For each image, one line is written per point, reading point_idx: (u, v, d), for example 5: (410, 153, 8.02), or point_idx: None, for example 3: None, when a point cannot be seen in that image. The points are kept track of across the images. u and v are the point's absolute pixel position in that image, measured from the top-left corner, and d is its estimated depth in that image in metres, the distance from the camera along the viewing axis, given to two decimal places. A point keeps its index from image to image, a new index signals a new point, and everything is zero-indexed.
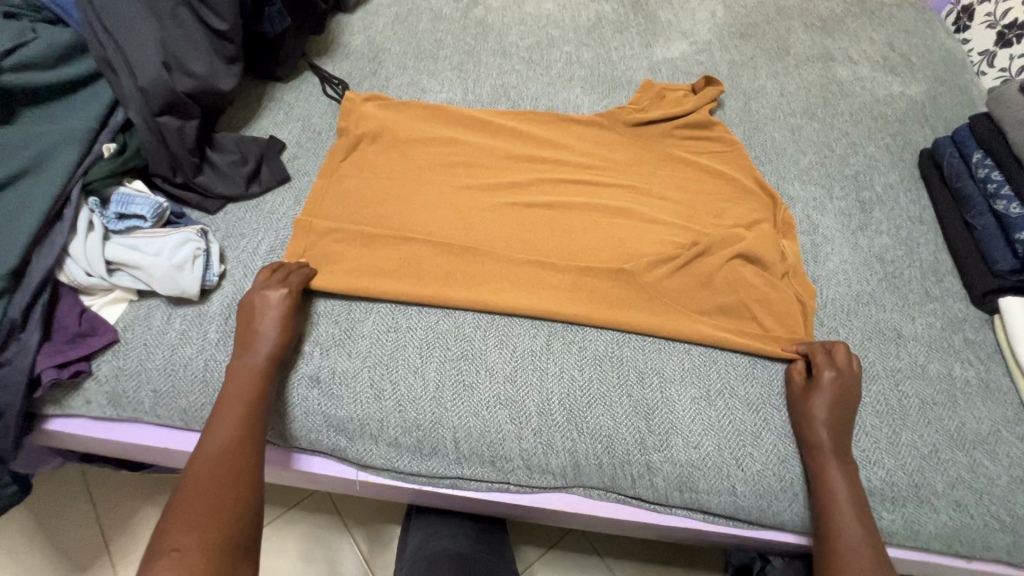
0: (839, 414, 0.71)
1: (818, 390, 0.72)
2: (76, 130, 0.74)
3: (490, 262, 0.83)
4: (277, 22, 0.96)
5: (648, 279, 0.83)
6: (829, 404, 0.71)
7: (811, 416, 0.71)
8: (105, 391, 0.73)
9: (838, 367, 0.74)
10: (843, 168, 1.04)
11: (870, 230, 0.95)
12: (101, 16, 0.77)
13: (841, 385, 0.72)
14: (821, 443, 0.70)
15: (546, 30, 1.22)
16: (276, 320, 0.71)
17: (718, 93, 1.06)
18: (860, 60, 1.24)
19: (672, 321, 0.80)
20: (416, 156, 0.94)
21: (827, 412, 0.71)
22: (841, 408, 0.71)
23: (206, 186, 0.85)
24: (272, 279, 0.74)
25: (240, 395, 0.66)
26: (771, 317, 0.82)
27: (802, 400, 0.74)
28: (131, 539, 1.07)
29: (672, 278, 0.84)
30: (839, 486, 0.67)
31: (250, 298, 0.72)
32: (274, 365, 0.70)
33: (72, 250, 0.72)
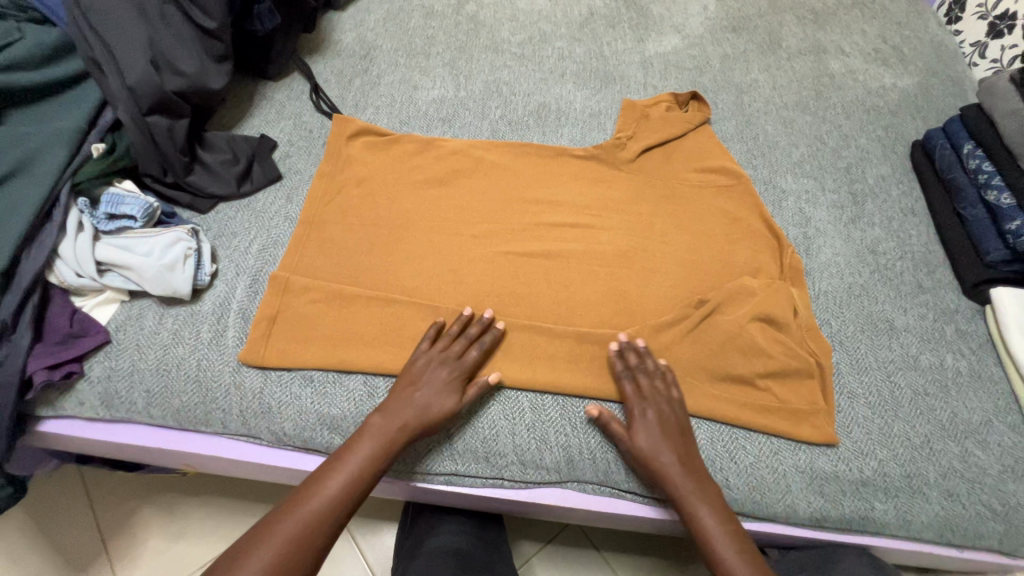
0: (681, 451, 0.69)
1: (637, 433, 0.69)
2: (65, 130, 0.74)
3: (480, 325, 0.79)
4: (266, 19, 0.95)
5: (653, 346, 0.78)
6: (659, 440, 0.69)
7: (653, 453, 0.68)
8: (98, 392, 0.73)
9: (663, 397, 0.72)
10: (836, 161, 1.04)
11: (862, 222, 0.96)
12: (89, 16, 0.76)
13: (642, 416, 0.70)
14: (678, 488, 0.66)
15: (538, 25, 1.22)
16: (447, 402, 0.69)
17: (707, 117, 1.05)
18: (853, 53, 1.24)
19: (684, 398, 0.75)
20: (406, 206, 0.90)
21: (654, 441, 0.68)
22: (670, 440, 0.69)
23: (196, 185, 0.84)
24: (447, 351, 0.73)
25: (350, 467, 0.64)
26: (788, 391, 0.76)
27: (626, 439, 0.70)
28: (133, 538, 1.07)
29: (680, 343, 0.79)
30: (719, 538, 0.64)
31: (421, 363, 0.72)
32: (405, 438, 0.67)
33: (62, 251, 0.71)
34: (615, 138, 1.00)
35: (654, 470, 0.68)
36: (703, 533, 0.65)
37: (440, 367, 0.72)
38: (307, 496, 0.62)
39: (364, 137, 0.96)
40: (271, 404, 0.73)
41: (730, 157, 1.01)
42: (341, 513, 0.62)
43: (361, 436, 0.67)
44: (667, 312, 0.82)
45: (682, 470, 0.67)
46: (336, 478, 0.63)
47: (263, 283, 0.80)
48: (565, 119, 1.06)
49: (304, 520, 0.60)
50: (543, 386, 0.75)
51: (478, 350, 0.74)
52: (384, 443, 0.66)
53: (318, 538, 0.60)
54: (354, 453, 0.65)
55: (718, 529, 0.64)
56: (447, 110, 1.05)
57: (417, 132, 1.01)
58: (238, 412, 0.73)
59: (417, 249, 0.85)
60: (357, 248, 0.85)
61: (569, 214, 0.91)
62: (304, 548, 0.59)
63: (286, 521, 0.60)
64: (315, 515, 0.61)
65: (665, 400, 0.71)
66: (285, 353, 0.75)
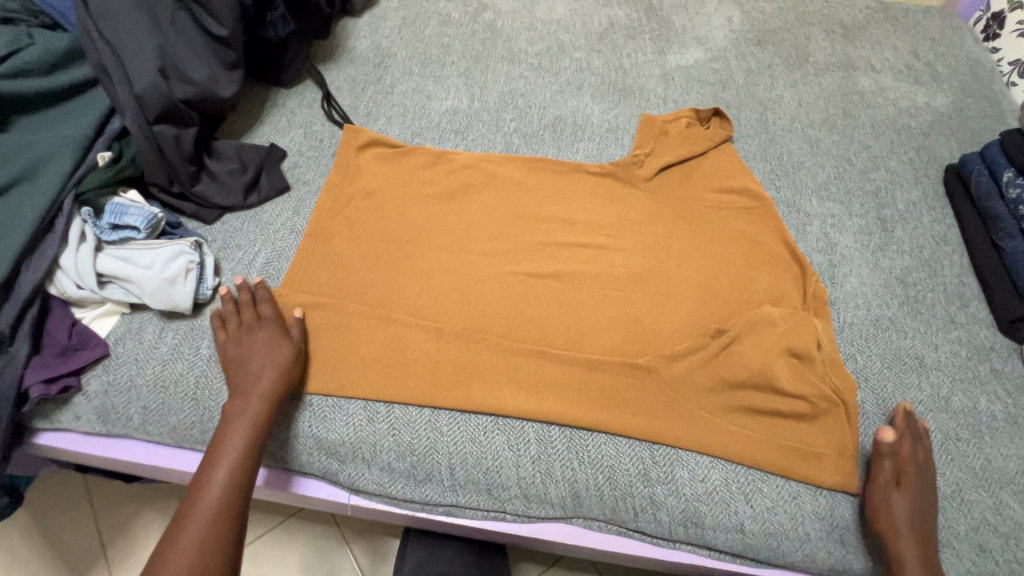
0: (926, 535, 0.64)
1: (895, 500, 0.66)
2: (70, 138, 0.73)
3: (486, 349, 0.76)
4: (280, 26, 0.93)
5: (670, 377, 0.75)
6: (911, 519, 0.64)
7: (893, 526, 0.64)
8: (94, 407, 0.71)
9: (930, 480, 0.68)
10: (864, 185, 0.99)
11: (891, 250, 0.91)
12: (99, 23, 0.74)
13: (905, 491, 0.66)
14: (908, 564, 0.62)
15: (556, 35, 1.19)
16: (277, 361, 0.69)
17: (729, 135, 1.02)
18: (883, 70, 1.19)
19: (702, 437, 0.71)
20: (415, 222, 0.87)
21: (903, 518, 0.64)
22: (923, 519, 0.65)
23: (202, 196, 0.83)
24: (245, 321, 0.72)
25: (235, 446, 0.63)
26: (807, 431, 0.72)
27: (883, 496, 0.66)
28: (133, 543, 1.06)
29: (696, 372, 0.75)
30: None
31: (235, 339, 0.71)
32: (269, 404, 0.67)
33: (62, 262, 0.70)
34: (632, 154, 0.96)
35: (890, 539, 0.64)
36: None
37: (251, 334, 0.71)
38: (202, 485, 0.61)
39: (374, 148, 0.94)
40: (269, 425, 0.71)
41: (752, 177, 0.97)
42: (244, 491, 0.62)
43: (229, 415, 0.66)
44: (684, 341, 0.78)
45: (916, 551, 0.63)
46: (225, 461, 0.62)
47: None
48: (582, 133, 1.03)
49: (215, 506, 0.60)
50: (550, 417, 0.72)
51: (269, 305, 0.73)
52: (252, 414, 0.65)
53: (230, 519, 0.60)
54: (232, 433, 0.64)
55: None
56: (460, 121, 1.03)
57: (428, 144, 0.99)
58: None
59: (424, 267, 0.83)
60: (364, 264, 0.82)
61: (582, 234, 0.88)
62: (227, 530, 0.59)
63: (194, 512, 0.59)
64: (219, 500, 0.60)
65: (921, 480, 0.67)
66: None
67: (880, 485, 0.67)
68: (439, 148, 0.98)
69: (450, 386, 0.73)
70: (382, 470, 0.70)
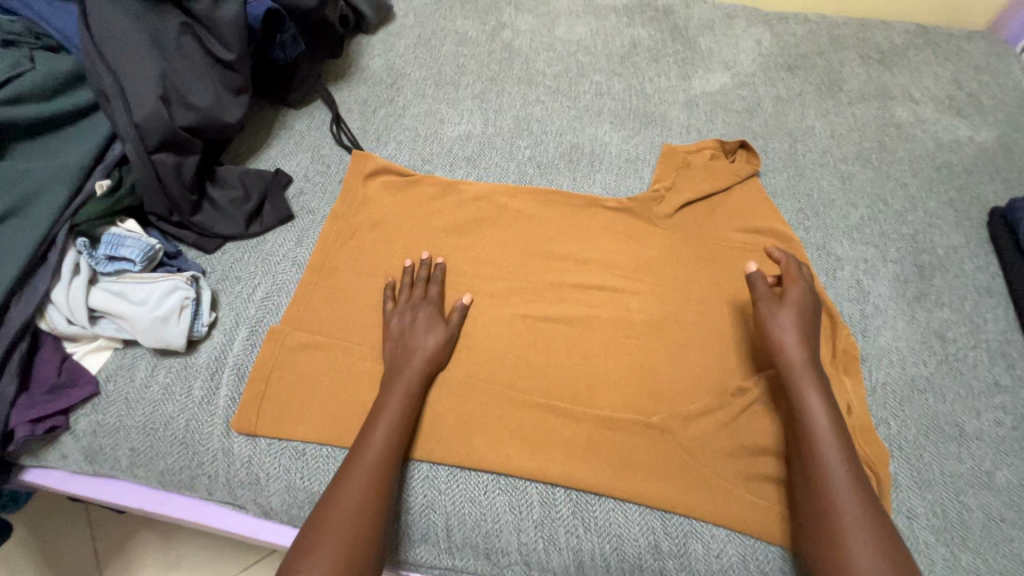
0: (809, 342, 0.71)
1: (776, 315, 0.73)
2: (68, 167, 0.70)
3: (491, 400, 0.72)
4: (289, 47, 0.89)
5: (685, 438, 0.70)
6: (793, 326, 0.72)
7: (780, 338, 0.71)
8: (83, 447, 0.69)
9: (803, 293, 0.75)
10: (900, 227, 0.93)
11: (929, 301, 0.85)
12: (100, 49, 0.72)
13: (783, 306, 0.74)
14: (795, 365, 0.69)
15: (576, 57, 1.14)
16: (433, 336, 0.73)
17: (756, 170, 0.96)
18: (923, 99, 1.12)
19: (718, 508, 0.66)
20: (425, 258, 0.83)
21: (784, 329, 0.72)
22: (807, 326, 0.72)
23: (202, 225, 0.80)
24: (413, 295, 0.77)
25: (394, 409, 0.67)
26: None
27: (772, 311, 0.73)
28: (127, 561, 1.04)
29: (715, 437, 0.70)
30: (817, 421, 0.65)
31: (399, 313, 0.75)
32: (425, 379, 0.70)
33: (54, 297, 0.68)
34: (652, 189, 0.91)
35: (779, 350, 0.71)
36: (801, 414, 0.66)
37: (415, 308, 0.76)
38: (364, 442, 0.64)
39: (383, 177, 0.91)
40: (260, 476, 0.67)
41: (780, 216, 0.91)
42: (399, 454, 0.65)
43: (393, 379, 0.69)
44: (702, 398, 0.73)
45: (804, 357, 0.70)
46: (382, 422, 0.66)
47: (261, 335, 0.75)
48: (599, 164, 0.98)
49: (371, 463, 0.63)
50: (556, 479, 0.67)
51: (437, 287, 0.78)
52: (406, 385, 0.68)
53: (383, 481, 0.62)
54: (393, 396, 0.68)
55: (827, 412, 0.66)
56: (472, 148, 0.99)
57: (438, 172, 0.95)
58: (225, 480, 0.68)
59: None
60: (367, 301, 0.79)
61: (596, 275, 0.83)
62: (380, 491, 0.62)
63: (355, 466, 0.62)
64: (378, 458, 0.63)
65: (801, 300, 0.74)
66: (284, 421, 0.69)
67: (765, 306, 0.74)
68: (449, 177, 0.94)
69: (451, 440, 0.69)
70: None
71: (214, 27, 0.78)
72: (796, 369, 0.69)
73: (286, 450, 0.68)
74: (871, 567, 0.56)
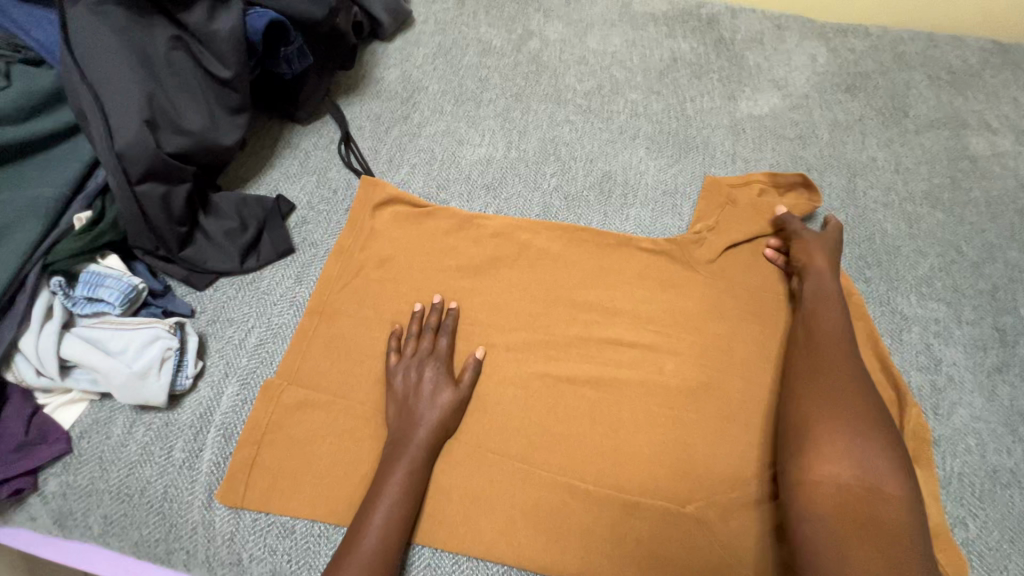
0: (833, 259, 0.76)
1: (809, 242, 0.77)
2: (43, 198, 0.63)
3: (503, 477, 0.63)
4: (295, 62, 0.81)
5: (725, 534, 0.61)
6: (825, 251, 0.76)
7: (811, 256, 0.75)
8: (50, 510, 0.61)
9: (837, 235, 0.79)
10: (977, 281, 0.81)
11: (1012, 373, 0.73)
12: (82, 66, 0.64)
13: (815, 234, 0.78)
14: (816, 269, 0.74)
15: (609, 71, 1.04)
16: (444, 400, 0.65)
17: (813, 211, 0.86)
18: (1001, 129, 0.99)
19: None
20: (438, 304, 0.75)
21: (815, 250, 0.76)
22: (832, 248, 0.77)
23: (193, 260, 0.72)
24: (419, 348, 0.68)
25: (396, 491, 0.59)
26: None
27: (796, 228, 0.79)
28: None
29: (757, 533, 0.61)
30: (831, 322, 0.69)
31: (403, 371, 0.67)
32: (428, 453, 0.62)
33: (23, 344, 0.61)
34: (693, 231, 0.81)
35: (812, 273, 0.74)
36: (815, 319, 0.70)
37: (421, 364, 0.67)
38: (359, 530, 0.56)
39: (393, 207, 0.82)
40: (241, 558, 0.60)
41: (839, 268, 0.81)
42: (400, 545, 0.57)
43: (397, 453, 0.61)
44: (746, 485, 0.64)
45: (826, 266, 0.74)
46: (382, 509, 0.57)
47: (252, 390, 0.67)
48: (633, 196, 0.88)
49: (368, 559, 0.54)
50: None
51: (447, 338, 0.70)
52: (409, 461, 0.60)
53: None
54: (393, 476, 0.59)
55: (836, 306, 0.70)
56: (493, 175, 0.89)
57: (454, 202, 0.86)
58: (203, 557, 0.60)
59: None
60: (370, 351, 0.70)
61: (627, 330, 0.74)
62: None
63: (350, 559, 0.54)
64: (374, 552, 0.55)
65: (831, 234, 0.79)
66: (272, 493, 0.62)
67: (807, 237, 0.77)
68: (467, 209, 0.85)
69: (457, 524, 0.61)
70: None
71: (209, 41, 0.70)
72: (826, 289, 0.72)
73: (274, 527, 0.61)
74: (852, 423, 0.58)
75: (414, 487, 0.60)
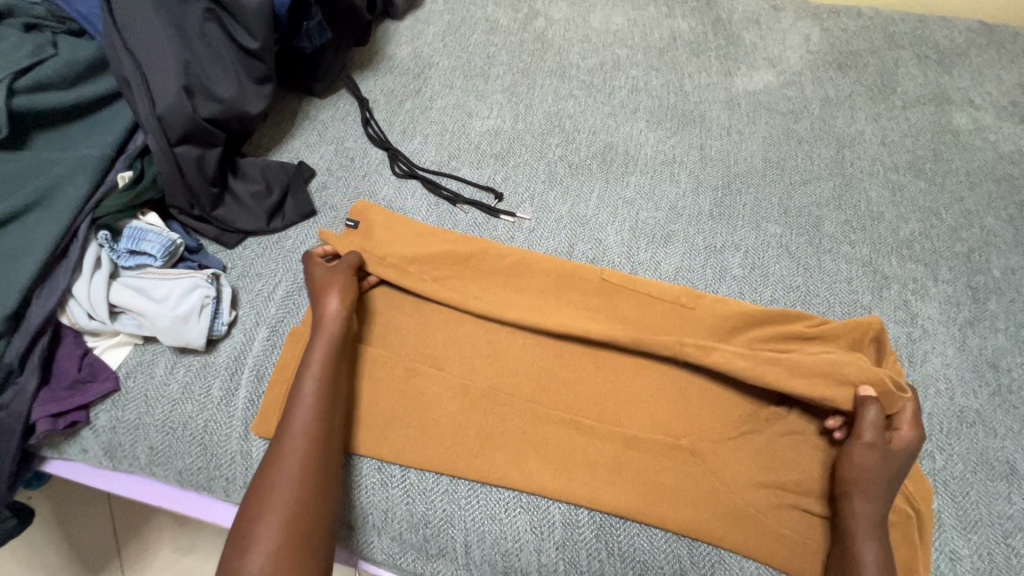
0: (891, 487, 0.63)
1: (868, 462, 0.64)
2: (90, 158, 0.69)
3: (515, 415, 0.69)
4: (316, 36, 0.86)
5: (715, 462, 0.67)
6: (879, 476, 0.63)
7: (867, 481, 0.63)
8: (102, 442, 0.68)
9: (906, 442, 0.65)
10: (954, 244, 0.87)
11: (982, 327, 0.80)
12: (125, 36, 0.70)
13: (880, 452, 0.64)
14: (862, 484, 0.63)
15: (612, 49, 1.09)
16: (337, 284, 0.71)
17: (872, 327, 0.75)
18: (983, 105, 1.05)
19: (796, 559, 0.63)
20: (395, 299, 0.77)
21: (874, 475, 0.63)
22: (893, 473, 0.64)
23: (224, 220, 0.78)
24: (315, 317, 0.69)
25: (317, 370, 0.65)
26: None
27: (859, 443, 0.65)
28: (143, 542, 1.01)
29: (742, 463, 0.67)
30: (863, 543, 0.60)
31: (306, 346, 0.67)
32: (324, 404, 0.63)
33: (76, 291, 0.67)
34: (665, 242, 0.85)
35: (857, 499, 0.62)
36: (854, 569, 0.59)
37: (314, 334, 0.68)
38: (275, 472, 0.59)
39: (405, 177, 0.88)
40: None
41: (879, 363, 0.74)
42: (320, 480, 0.60)
43: (314, 335, 0.68)
44: (731, 421, 0.70)
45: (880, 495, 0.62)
46: (313, 372, 0.65)
47: (282, 336, 0.73)
48: (633, 165, 0.93)
49: (308, 417, 0.62)
50: (581, 501, 0.65)
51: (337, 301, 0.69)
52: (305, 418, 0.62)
53: (319, 450, 0.61)
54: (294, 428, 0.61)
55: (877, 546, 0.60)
56: (501, 145, 0.94)
57: (464, 169, 0.92)
58: (242, 483, 0.67)
59: (452, 313, 0.76)
60: (389, 307, 0.77)
61: (634, 303, 0.77)
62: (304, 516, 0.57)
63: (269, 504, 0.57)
64: (310, 412, 0.62)
65: (910, 451, 0.65)
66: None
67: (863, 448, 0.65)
68: (476, 176, 0.91)
69: (473, 454, 0.67)
70: (388, 535, 0.66)
71: (238, 14, 0.75)
72: (861, 521, 0.61)
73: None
74: None
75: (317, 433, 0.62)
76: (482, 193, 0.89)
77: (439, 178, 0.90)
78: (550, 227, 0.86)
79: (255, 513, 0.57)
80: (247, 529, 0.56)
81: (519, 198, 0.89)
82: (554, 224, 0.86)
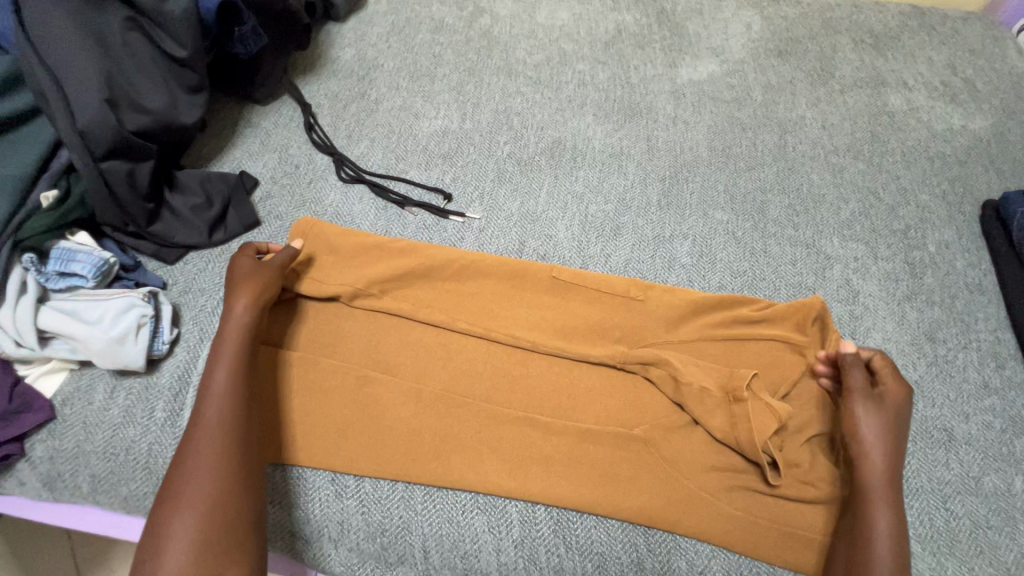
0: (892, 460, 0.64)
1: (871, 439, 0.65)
2: (8, 178, 0.65)
3: (471, 417, 0.69)
4: (251, 42, 0.84)
5: (669, 450, 0.68)
6: (886, 457, 0.64)
7: (867, 461, 0.64)
8: (40, 473, 0.65)
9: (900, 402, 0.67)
10: (891, 221, 0.90)
11: (919, 300, 0.83)
12: (39, 49, 0.67)
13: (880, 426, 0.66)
14: (872, 458, 0.64)
15: (558, 44, 1.09)
16: (255, 282, 0.67)
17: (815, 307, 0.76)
18: (916, 86, 1.08)
19: (769, 544, 0.64)
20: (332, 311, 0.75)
21: (878, 459, 0.64)
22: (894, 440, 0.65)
23: (162, 235, 0.76)
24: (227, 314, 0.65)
25: (228, 367, 0.62)
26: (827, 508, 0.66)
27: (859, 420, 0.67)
28: None
29: (694, 450, 0.68)
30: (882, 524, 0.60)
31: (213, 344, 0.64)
32: (237, 398, 0.60)
33: (0, 318, 0.64)
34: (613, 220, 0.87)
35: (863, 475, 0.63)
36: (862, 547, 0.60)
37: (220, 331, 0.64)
38: (187, 469, 0.56)
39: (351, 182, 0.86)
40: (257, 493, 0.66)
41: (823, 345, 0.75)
42: (238, 475, 0.57)
43: (219, 341, 0.63)
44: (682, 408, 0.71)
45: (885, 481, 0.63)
46: (218, 377, 0.61)
47: None
48: (581, 159, 0.94)
49: (215, 442, 0.57)
50: (538, 498, 0.65)
51: (241, 303, 0.65)
52: (219, 411, 0.59)
53: (236, 448, 0.58)
54: (207, 424, 0.58)
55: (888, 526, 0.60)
56: (449, 145, 0.94)
57: (412, 171, 0.91)
58: None
59: (401, 320, 0.75)
60: (341, 318, 0.75)
61: (583, 300, 0.77)
62: (224, 513, 0.54)
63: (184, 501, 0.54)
64: (218, 422, 0.58)
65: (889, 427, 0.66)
66: (264, 446, 0.66)
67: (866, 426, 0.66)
68: (425, 177, 0.90)
69: (428, 458, 0.66)
70: (346, 547, 0.65)
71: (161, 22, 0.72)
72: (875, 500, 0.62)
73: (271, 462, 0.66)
74: None
75: (231, 426, 0.59)
76: (431, 195, 0.89)
77: (386, 181, 0.89)
78: (500, 225, 0.86)
79: (160, 542, 0.52)
80: (160, 529, 0.53)
81: (469, 197, 0.88)
82: (504, 222, 0.86)
